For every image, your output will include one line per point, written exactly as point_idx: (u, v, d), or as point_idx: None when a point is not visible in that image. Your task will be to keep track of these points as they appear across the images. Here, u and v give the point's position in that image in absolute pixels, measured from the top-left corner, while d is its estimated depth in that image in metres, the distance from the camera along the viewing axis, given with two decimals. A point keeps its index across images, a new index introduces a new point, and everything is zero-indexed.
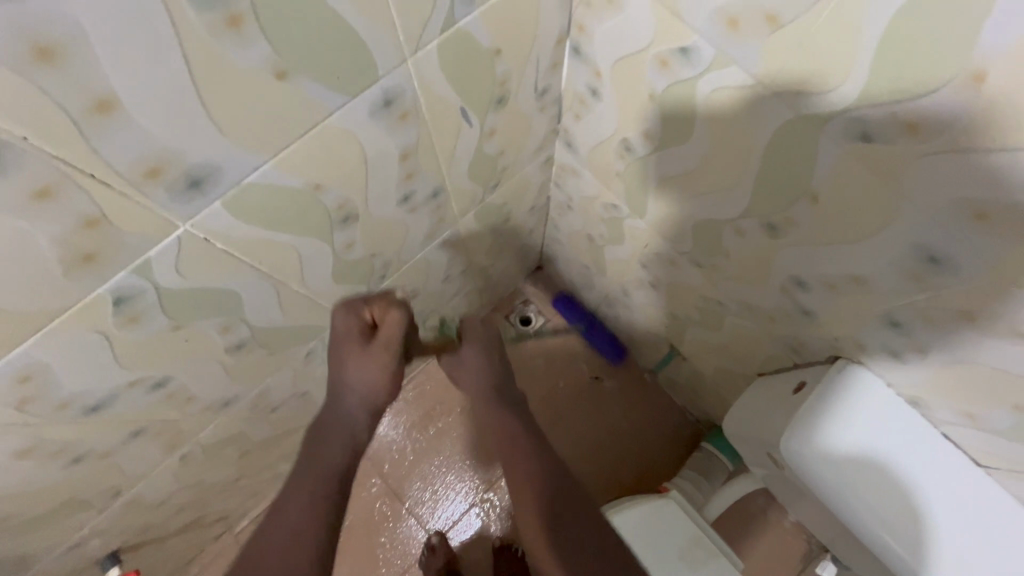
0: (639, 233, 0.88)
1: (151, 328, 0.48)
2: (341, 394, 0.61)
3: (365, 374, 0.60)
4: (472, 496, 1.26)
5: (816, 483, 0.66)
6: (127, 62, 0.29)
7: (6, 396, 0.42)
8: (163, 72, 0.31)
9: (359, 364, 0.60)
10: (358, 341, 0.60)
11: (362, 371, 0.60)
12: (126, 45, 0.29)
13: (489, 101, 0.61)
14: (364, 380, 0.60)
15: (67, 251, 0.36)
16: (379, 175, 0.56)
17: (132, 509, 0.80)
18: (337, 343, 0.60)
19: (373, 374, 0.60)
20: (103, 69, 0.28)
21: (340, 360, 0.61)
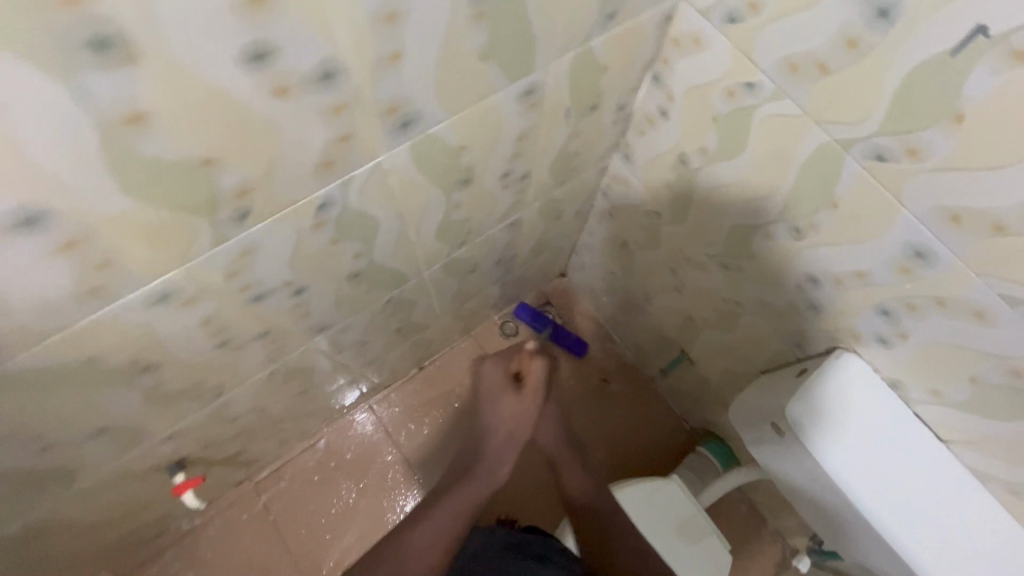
0: (674, 238, 1.04)
1: (324, 236, 0.62)
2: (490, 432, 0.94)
3: (516, 408, 0.93)
4: None
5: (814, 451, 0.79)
6: (420, 30, 0.44)
7: (227, 265, 0.55)
8: (431, 40, 0.46)
9: (510, 404, 0.93)
10: (509, 389, 0.94)
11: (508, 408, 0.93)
12: (425, 20, 0.44)
13: (586, 106, 0.77)
14: (514, 412, 0.93)
15: (323, 156, 0.50)
16: (500, 149, 0.71)
17: (216, 416, 0.91)
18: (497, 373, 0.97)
19: (523, 409, 0.93)
20: (407, 33, 0.44)
21: (495, 401, 0.95)
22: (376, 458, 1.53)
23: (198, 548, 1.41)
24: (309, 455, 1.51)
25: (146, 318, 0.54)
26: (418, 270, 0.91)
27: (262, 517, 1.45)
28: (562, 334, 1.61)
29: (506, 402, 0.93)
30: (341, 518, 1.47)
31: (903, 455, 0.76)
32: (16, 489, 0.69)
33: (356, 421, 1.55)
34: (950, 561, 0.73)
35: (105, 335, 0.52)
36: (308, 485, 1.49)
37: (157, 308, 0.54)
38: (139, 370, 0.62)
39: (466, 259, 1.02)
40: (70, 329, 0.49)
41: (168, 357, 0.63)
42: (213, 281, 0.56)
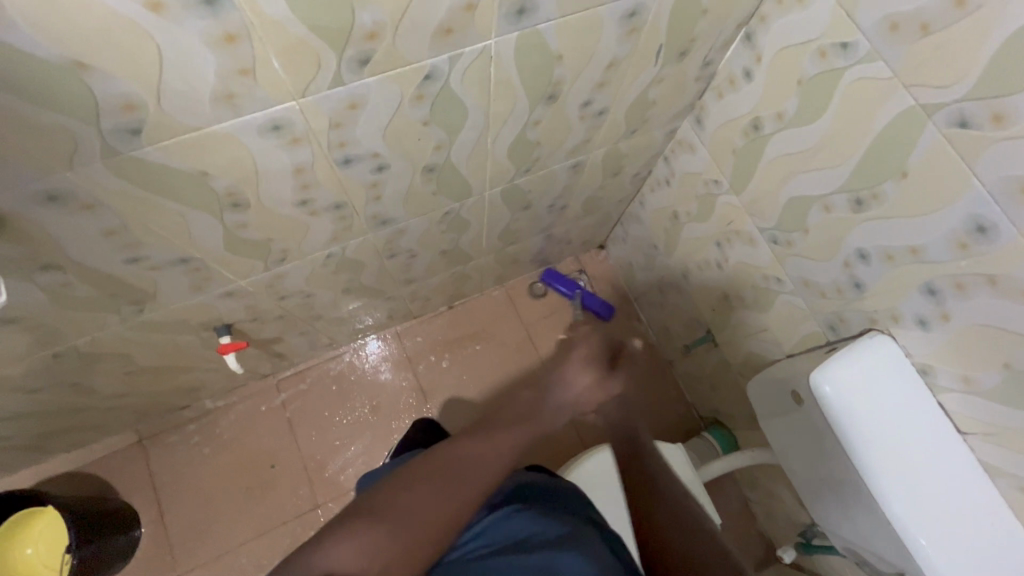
0: (728, 209, 1.06)
1: (419, 112, 0.67)
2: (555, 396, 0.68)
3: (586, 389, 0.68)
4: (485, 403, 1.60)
5: (842, 435, 0.79)
6: None
7: (333, 112, 0.60)
8: None
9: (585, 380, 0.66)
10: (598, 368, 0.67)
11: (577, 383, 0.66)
12: None
13: (677, 49, 0.80)
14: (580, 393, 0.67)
15: (447, 20, 0.54)
16: (591, 71, 0.75)
17: (273, 285, 0.97)
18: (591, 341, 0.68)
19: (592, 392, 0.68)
20: None
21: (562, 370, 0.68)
22: (393, 382, 1.59)
23: (217, 427, 1.49)
24: (333, 365, 1.58)
25: (260, 145, 0.60)
26: (483, 187, 0.96)
27: (279, 412, 1.52)
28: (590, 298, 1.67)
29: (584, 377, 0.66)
30: (352, 428, 1.54)
31: (923, 449, 0.77)
32: (100, 298, 0.76)
33: (381, 343, 1.62)
34: (941, 542, 0.75)
35: (222, 151, 0.58)
36: (326, 392, 1.56)
37: (268, 138, 0.59)
38: (232, 204, 0.68)
39: (525, 191, 1.07)
40: (195, 134, 0.54)
41: (259, 199, 0.69)
42: (318, 126, 0.61)
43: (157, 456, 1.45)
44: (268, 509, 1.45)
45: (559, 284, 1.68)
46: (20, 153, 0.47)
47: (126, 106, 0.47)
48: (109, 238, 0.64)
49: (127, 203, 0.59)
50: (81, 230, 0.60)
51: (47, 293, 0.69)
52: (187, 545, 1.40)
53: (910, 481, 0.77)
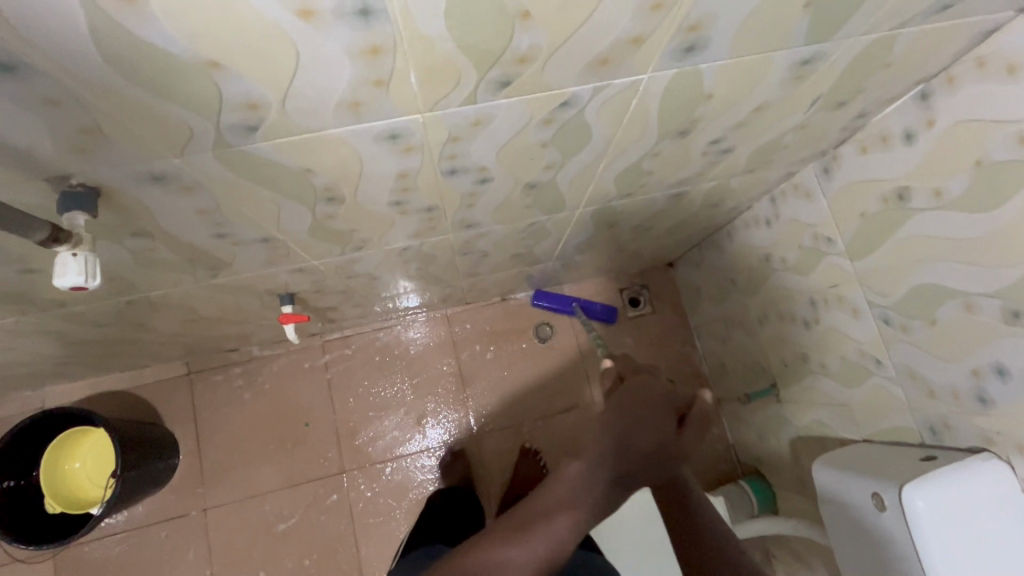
0: (835, 271, 0.97)
1: (542, 135, 0.60)
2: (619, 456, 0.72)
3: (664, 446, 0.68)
4: (517, 398, 1.58)
5: (921, 551, 0.73)
6: None
7: (455, 128, 0.54)
8: None
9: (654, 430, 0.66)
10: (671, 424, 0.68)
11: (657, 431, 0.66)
12: None
13: (837, 99, 0.70)
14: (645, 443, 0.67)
15: (607, 52, 0.47)
16: (735, 112, 0.66)
17: (344, 266, 0.94)
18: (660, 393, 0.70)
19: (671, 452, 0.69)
20: None
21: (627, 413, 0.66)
22: (436, 363, 1.58)
23: (260, 375, 1.52)
24: (379, 336, 1.57)
25: (372, 151, 0.55)
26: (577, 205, 0.89)
27: (321, 371, 1.54)
28: (589, 306, 1.60)
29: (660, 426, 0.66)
30: (387, 402, 1.54)
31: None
32: (180, 262, 0.74)
33: (430, 322, 1.60)
34: None
35: (331, 152, 0.53)
36: (369, 361, 1.56)
37: (382, 145, 0.54)
38: (326, 199, 0.64)
39: (617, 212, 1.00)
40: (310, 135, 0.49)
41: (353, 197, 0.65)
42: (436, 139, 0.56)
43: (202, 391, 1.49)
44: (296, 463, 1.48)
45: (550, 301, 1.59)
46: (134, 137, 0.44)
47: (248, 105, 0.43)
48: (200, 216, 0.61)
49: (227, 190, 0.56)
50: (176, 207, 0.57)
51: (132, 253, 0.68)
52: (217, 481, 1.45)
53: None
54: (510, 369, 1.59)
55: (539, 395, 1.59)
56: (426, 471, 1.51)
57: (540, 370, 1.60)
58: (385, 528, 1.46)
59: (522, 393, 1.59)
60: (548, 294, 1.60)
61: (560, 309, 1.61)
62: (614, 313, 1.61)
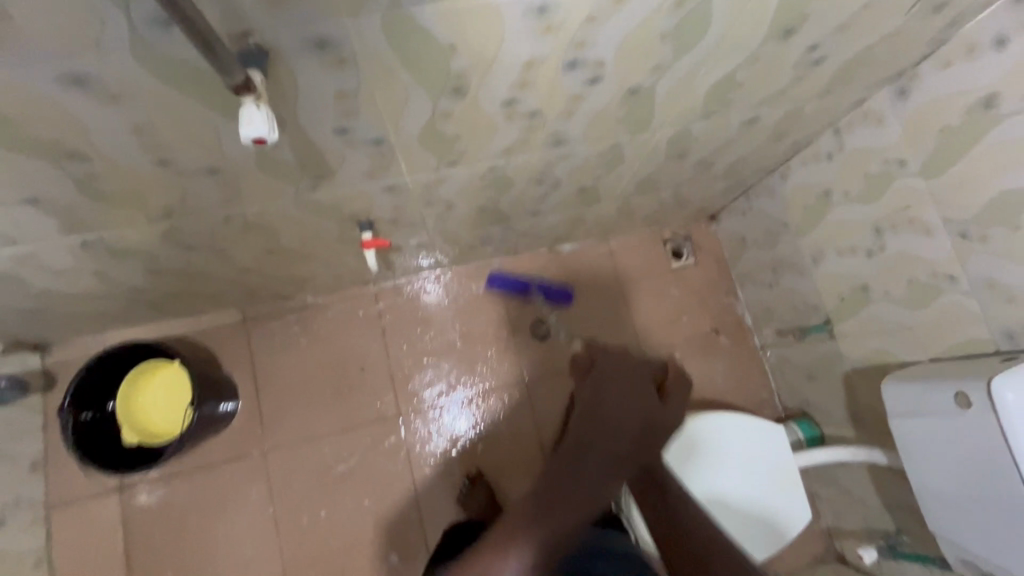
0: (904, 194, 1.00)
1: (667, 23, 0.63)
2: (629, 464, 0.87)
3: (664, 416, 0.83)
4: (542, 357, 1.60)
5: (1011, 443, 0.76)
6: None
7: (599, 5, 0.57)
8: None
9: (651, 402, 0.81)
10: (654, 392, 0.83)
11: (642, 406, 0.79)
12: None
13: (936, 2, 0.72)
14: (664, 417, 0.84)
15: None
16: (843, 10, 0.69)
17: (429, 189, 0.97)
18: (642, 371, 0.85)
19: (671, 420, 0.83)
20: None
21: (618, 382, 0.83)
22: (486, 312, 1.60)
23: (316, 322, 1.54)
24: (430, 286, 1.60)
25: (519, 28, 0.57)
26: (662, 124, 0.91)
27: (374, 320, 1.56)
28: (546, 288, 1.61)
29: (647, 402, 0.79)
30: (439, 350, 1.57)
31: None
32: (292, 166, 0.76)
33: (479, 272, 1.62)
34: None
35: (484, 25, 0.55)
36: (419, 311, 1.58)
37: (529, 22, 0.57)
38: (453, 90, 0.66)
39: (692, 138, 1.02)
40: (475, 0, 0.52)
41: (480, 90, 0.67)
42: (577, 18, 0.58)
43: (258, 337, 1.52)
44: (350, 409, 1.51)
45: (497, 288, 1.60)
46: None
47: None
48: (339, 101, 0.63)
49: (378, 67, 0.58)
50: (321, 87, 0.59)
51: (257, 150, 0.70)
52: (275, 423, 1.48)
53: None
54: (523, 330, 1.61)
55: (568, 354, 1.60)
56: (476, 416, 1.55)
57: (581, 324, 1.63)
58: (438, 469, 1.50)
59: (546, 353, 1.60)
60: (501, 277, 1.60)
61: (513, 293, 1.61)
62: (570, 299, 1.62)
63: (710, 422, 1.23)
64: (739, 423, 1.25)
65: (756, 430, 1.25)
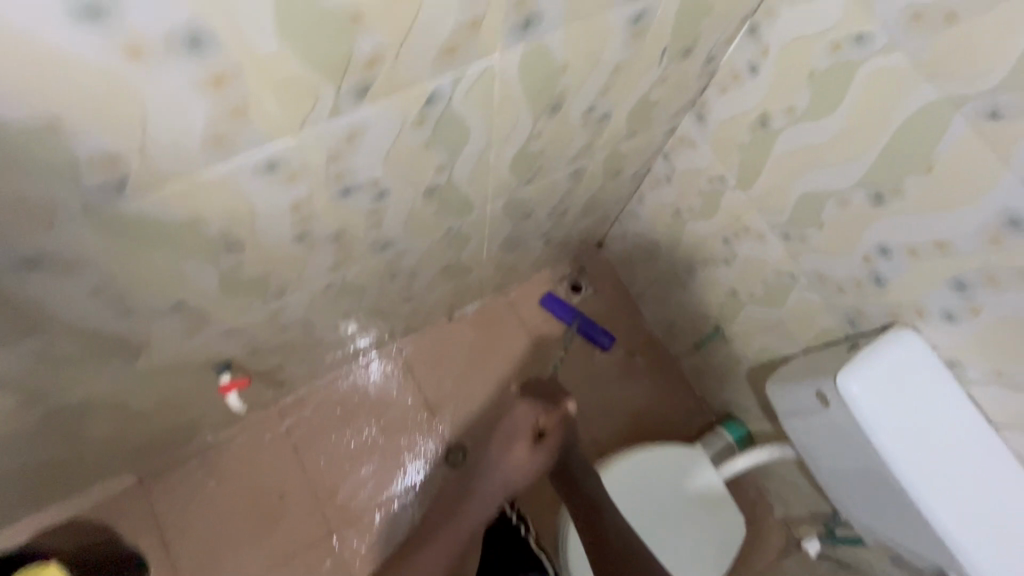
0: (734, 206, 1.04)
1: (420, 137, 0.63)
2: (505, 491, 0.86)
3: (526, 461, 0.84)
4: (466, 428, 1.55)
5: (868, 433, 0.79)
6: None
7: (332, 145, 0.56)
8: None
9: (521, 454, 0.84)
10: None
11: (512, 461, 0.85)
12: None
13: (680, 49, 0.77)
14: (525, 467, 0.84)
15: (449, 40, 0.50)
16: (594, 78, 0.71)
17: (272, 320, 0.93)
18: (524, 422, 0.85)
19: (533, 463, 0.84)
20: None
21: (508, 446, 0.85)
22: (400, 398, 1.55)
23: (222, 459, 1.44)
24: (338, 388, 1.54)
25: (255, 186, 0.55)
26: (484, 201, 0.91)
27: (285, 440, 1.48)
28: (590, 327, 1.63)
29: (518, 453, 0.84)
30: (361, 452, 1.50)
31: (951, 434, 0.77)
32: (88, 353, 0.71)
33: (383, 359, 1.58)
34: (979, 533, 0.74)
35: (212, 196, 0.53)
36: (331, 417, 1.51)
37: (263, 180, 0.55)
38: (228, 246, 0.63)
39: (527, 201, 1.03)
40: (185, 182, 0.49)
41: (257, 237, 0.65)
42: (317, 159, 0.57)
43: (160, 495, 1.40)
44: (279, 542, 1.41)
45: (555, 308, 1.65)
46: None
47: (105, 159, 0.43)
48: (95, 293, 0.59)
49: (115, 258, 0.55)
50: (62, 291, 0.55)
51: (31, 355, 0.64)
52: None
53: (943, 474, 0.76)
54: (442, 407, 1.56)
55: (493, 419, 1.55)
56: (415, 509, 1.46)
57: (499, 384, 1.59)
58: None
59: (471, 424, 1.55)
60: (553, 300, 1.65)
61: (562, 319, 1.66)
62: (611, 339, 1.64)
63: (625, 475, 1.21)
64: (653, 466, 1.23)
65: (671, 464, 1.24)
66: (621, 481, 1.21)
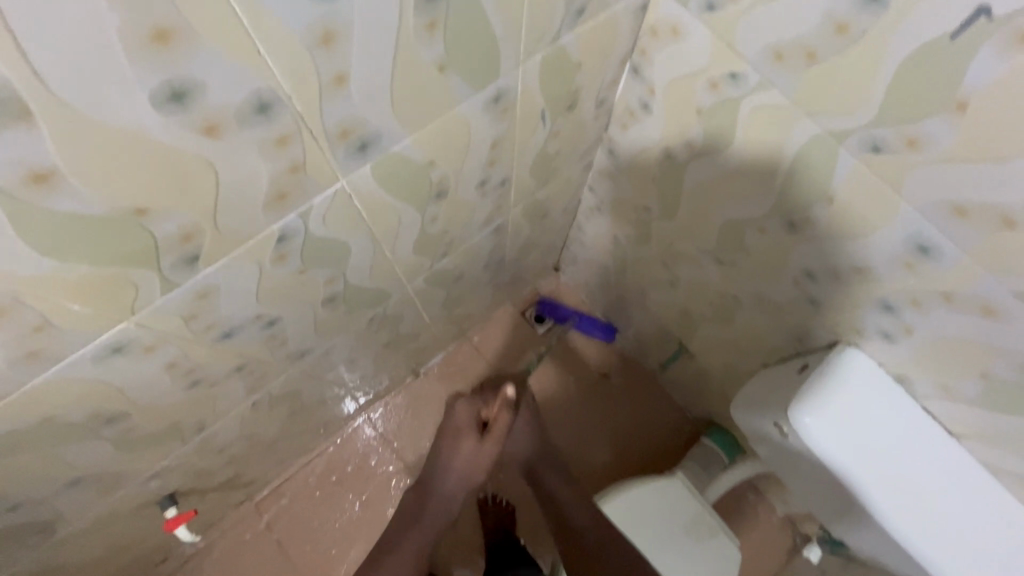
0: (664, 233, 1.00)
1: (288, 268, 0.58)
2: (454, 476, 1.17)
3: (475, 452, 1.14)
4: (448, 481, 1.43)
5: (831, 463, 0.75)
6: (368, 56, 0.41)
7: (185, 308, 0.51)
8: (385, 46, 0.41)
9: (469, 445, 1.14)
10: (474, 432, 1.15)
11: (465, 454, 1.14)
12: (372, 48, 0.41)
13: (562, 106, 0.72)
14: (474, 458, 1.14)
15: (272, 189, 0.46)
16: (472, 160, 0.66)
17: (203, 449, 0.88)
18: (467, 417, 1.18)
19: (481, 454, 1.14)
20: (352, 62, 0.40)
21: (457, 441, 1.16)
22: (376, 469, 1.46)
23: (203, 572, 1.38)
24: (311, 470, 1.46)
25: (104, 370, 0.51)
26: (399, 286, 0.87)
27: (267, 537, 1.40)
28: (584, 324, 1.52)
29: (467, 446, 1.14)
30: (345, 532, 1.42)
31: (911, 451, 0.74)
32: None
33: (351, 431, 1.48)
34: (958, 550, 0.71)
35: (58, 393, 0.49)
36: (311, 501, 1.44)
37: (113, 360, 0.51)
38: (107, 418, 0.59)
39: (451, 269, 0.98)
40: (27, 389, 0.47)
41: (138, 402, 0.60)
42: (173, 325, 0.52)
43: None
44: None
45: (547, 312, 1.54)
46: None
47: None
48: None
49: None
50: None
51: None
52: None
53: (910, 495, 0.73)
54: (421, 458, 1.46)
55: None
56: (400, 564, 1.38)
57: None
58: None
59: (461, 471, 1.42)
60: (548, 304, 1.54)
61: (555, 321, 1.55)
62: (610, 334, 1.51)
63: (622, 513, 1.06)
64: (639, 507, 1.07)
65: (654, 503, 1.08)
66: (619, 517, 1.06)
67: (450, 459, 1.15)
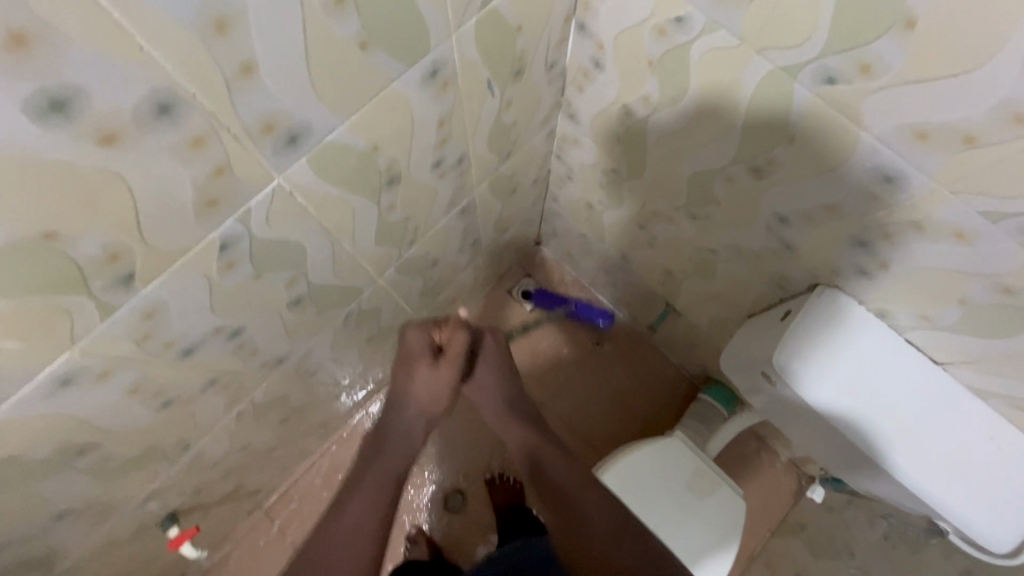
0: (636, 194, 0.97)
1: (240, 276, 0.56)
2: (404, 403, 0.78)
3: (433, 380, 0.77)
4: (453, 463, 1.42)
5: (819, 404, 0.75)
6: (273, 42, 0.38)
7: (134, 330, 0.50)
8: (292, 29, 0.39)
9: (425, 375, 0.77)
10: (427, 358, 0.77)
11: (427, 379, 0.77)
12: (275, 32, 0.38)
13: (509, 73, 0.69)
14: (432, 385, 0.77)
15: (200, 195, 0.43)
16: (420, 141, 0.63)
17: (195, 466, 0.87)
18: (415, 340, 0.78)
19: (440, 380, 0.77)
20: (257, 50, 0.37)
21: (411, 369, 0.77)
22: None
23: None
24: (317, 470, 1.46)
25: (58, 404, 0.50)
26: (370, 279, 0.85)
27: (280, 541, 1.41)
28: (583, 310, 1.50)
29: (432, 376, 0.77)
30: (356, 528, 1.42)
31: (900, 384, 0.74)
32: None
33: (352, 428, 1.48)
34: (952, 478, 0.72)
35: (15, 432, 0.48)
36: (321, 501, 1.44)
37: (66, 392, 0.49)
38: (78, 450, 0.58)
39: (423, 255, 0.96)
40: None
41: (107, 430, 0.59)
42: (125, 349, 0.51)
43: None
44: None
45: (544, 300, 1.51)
46: None
47: None
48: None
49: None
50: None
51: None
52: None
53: (900, 428, 0.73)
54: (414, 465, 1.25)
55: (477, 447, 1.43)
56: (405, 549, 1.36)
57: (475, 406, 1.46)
58: None
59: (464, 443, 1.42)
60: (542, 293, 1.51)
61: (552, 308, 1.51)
62: (608, 318, 1.50)
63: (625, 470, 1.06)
64: (639, 466, 1.08)
65: (653, 462, 1.09)
66: (620, 478, 1.06)
67: (408, 395, 0.78)
